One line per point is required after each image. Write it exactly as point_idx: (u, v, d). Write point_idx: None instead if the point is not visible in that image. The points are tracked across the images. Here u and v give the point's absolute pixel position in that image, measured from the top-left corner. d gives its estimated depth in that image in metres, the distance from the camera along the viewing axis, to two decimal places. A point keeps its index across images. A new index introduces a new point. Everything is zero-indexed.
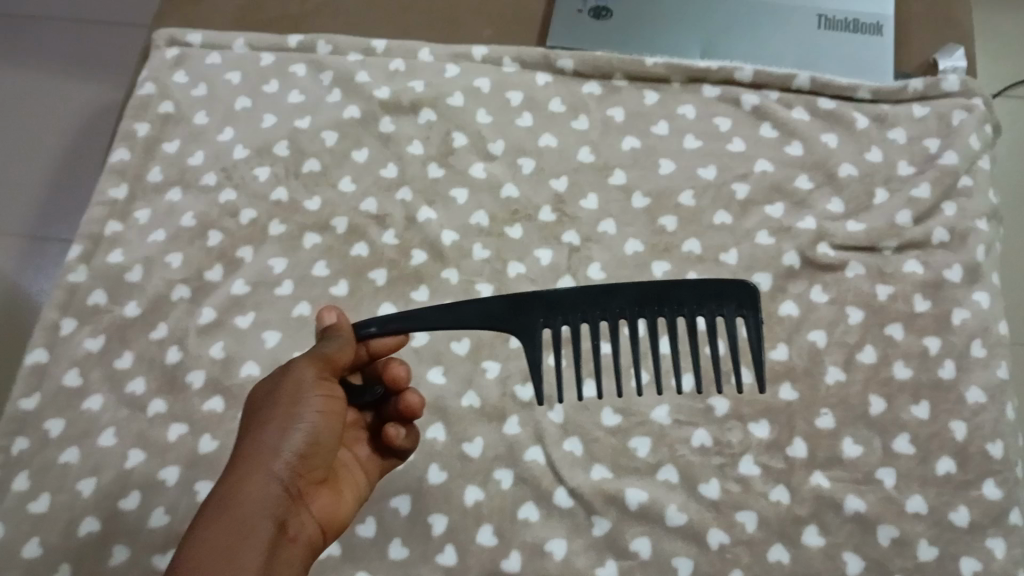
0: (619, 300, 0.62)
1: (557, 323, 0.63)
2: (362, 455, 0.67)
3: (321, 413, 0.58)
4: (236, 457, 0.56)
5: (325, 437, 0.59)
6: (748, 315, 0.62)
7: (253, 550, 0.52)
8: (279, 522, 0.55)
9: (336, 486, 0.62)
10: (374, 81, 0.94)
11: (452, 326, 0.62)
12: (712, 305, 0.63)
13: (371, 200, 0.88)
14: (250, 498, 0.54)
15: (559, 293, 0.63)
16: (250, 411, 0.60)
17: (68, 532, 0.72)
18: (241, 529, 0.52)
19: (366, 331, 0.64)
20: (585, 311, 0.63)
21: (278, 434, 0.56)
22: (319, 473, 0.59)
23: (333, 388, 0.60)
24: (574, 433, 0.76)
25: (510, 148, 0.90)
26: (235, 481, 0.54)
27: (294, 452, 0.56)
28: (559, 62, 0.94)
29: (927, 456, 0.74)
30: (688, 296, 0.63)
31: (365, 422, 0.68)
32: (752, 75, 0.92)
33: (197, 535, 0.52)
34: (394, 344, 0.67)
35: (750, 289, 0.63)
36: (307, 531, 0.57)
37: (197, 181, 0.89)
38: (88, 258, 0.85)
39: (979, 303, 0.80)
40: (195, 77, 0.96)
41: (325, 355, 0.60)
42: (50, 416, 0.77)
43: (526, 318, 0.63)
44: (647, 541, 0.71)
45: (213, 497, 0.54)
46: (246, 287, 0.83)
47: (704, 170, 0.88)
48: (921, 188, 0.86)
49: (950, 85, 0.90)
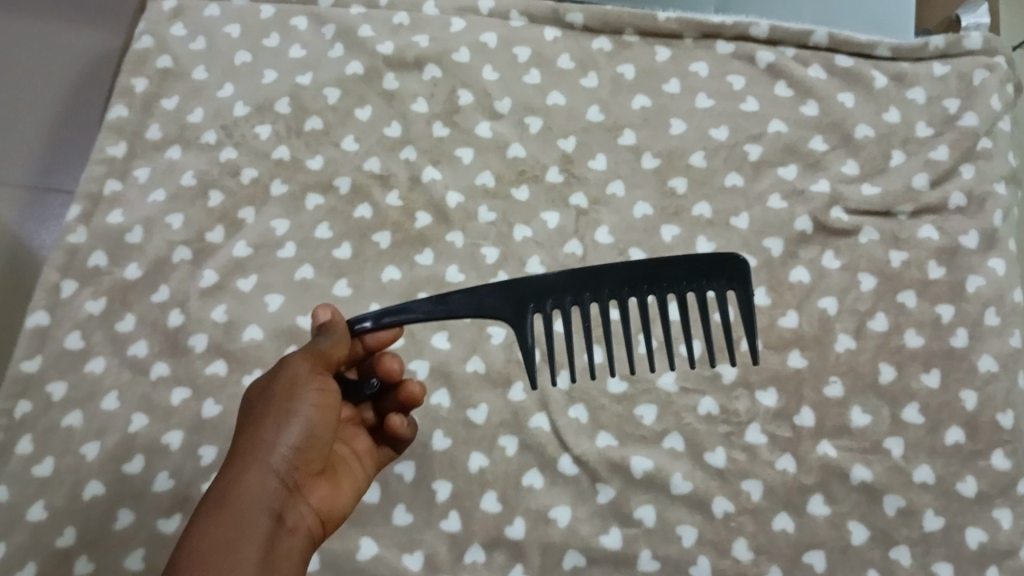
0: (608, 283, 0.61)
1: (547, 308, 0.61)
2: (359, 449, 0.66)
3: (317, 407, 0.57)
4: (233, 452, 0.55)
5: (322, 431, 0.57)
6: (738, 290, 0.62)
7: (252, 543, 0.51)
8: (277, 514, 0.54)
9: (335, 478, 0.61)
10: (377, 36, 0.91)
11: (445, 318, 0.60)
12: (701, 281, 0.62)
13: (375, 159, 0.86)
14: (248, 490, 0.53)
15: (548, 277, 0.61)
16: (245, 408, 0.59)
17: (73, 495, 0.72)
18: (240, 521, 0.51)
19: (360, 327, 0.61)
20: (574, 294, 0.61)
21: (275, 427, 0.55)
22: (317, 465, 0.58)
23: (327, 382, 0.59)
24: (579, 400, 0.75)
25: (518, 107, 0.88)
26: (232, 475, 0.53)
27: (291, 446, 0.55)
28: (569, 17, 0.91)
29: (936, 426, 0.73)
30: (678, 275, 0.62)
31: (363, 418, 0.67)
32: (768, 32, 0.89)
33: (195, 528, 0.51)
34: (389, 339, 0.66)
35: (739, 262, 0.63)
36: (306, 521, 0.56)
37: (197, 139, 0.87)
38: (88, 218, 0.83)
39: (995, 270, 0.79)
40: (194, 29, 0.93)
41: (319, 351, 0.59)
42: (52, 379, 0.76)
43: (517, 304, 0.61)
44: (651, 509, 0.71)
45: (211, 491, 0.53)
46: (249, 249, 0.82)
47: (717, 130, 0.86)
48: (940, 151, 0.83)
49: (973, 43, 0.87)
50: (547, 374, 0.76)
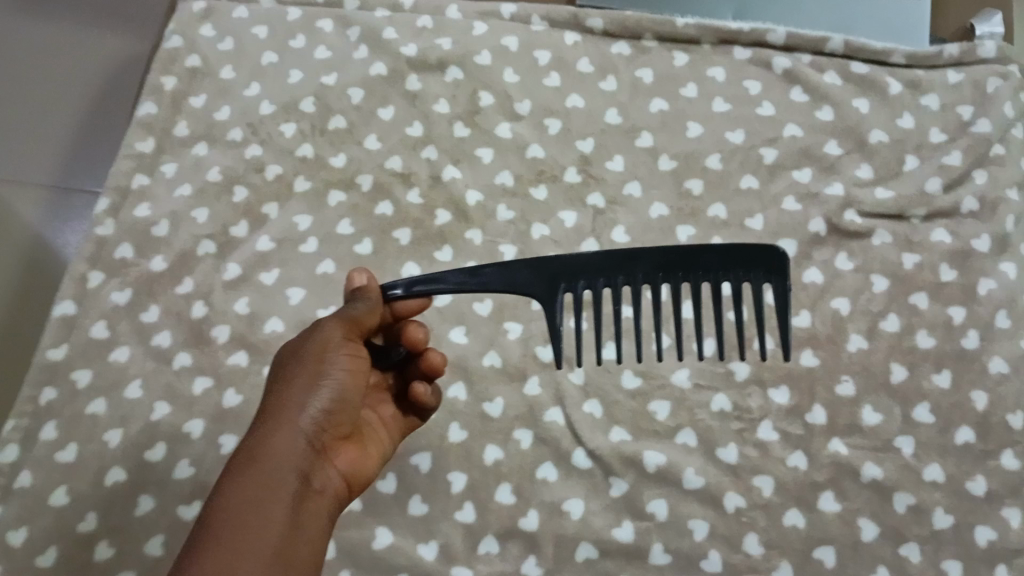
0: (642, 266, 0.63)
1: (579, 288, 0.63)
2: (385, 415, 0.67)
3: (347, 371, 0.59)
4: (262, 411, 0.57)
5: (351, 396, 0.59)
6: (775, 282, 0.63)
7: (278, 504, 0.53)
8: (304, 476, 0.55)
9: (360, 442, 0.63)
10: (400, 38, 0.93)
11: (477, 289, 0.61)
12: (738, 272, 0.63)
13: (397, 158, 0.88)
14: (276, 451, 0.55)
15: (584, 258, 0.62)
16: (277, 367, 0.60)
17: (97, 480, 0.74)
18: (266, 481, 0.53)
19: (392, 294, 0.62)
20: (607, 277, 0.62)
21: (305, 390, 0.57)
22: (345, 428, 0.60)
23: (359, 348, 0.60)
24: (594, 395, 0.76)
25: (538, 109, 0.90)
26: (261, 435, 0.55)
27: (320, 409, 0.57)
28: (589, 22, 0.93)
29: (947, 426, 0.74)
30: (714, 263, 0.63)
31: (387, 384, 0.69)
32: (784, 38, 0.90)
33: (225, 486, 0.53)
34: (417, 307, 0.67)
35: (778, 255, 0.63)
36: (332, 483, 0.58)
37: (224, 136, 0.89)
38: (116, 211, 0.86)
39: (1006, 274, 0.79)
40: (222, 31, 0.95)
41: (353, 317, 0.60)
42: (79, 366, 0.78)
43: (550, 282, 0.62)
44: (664, 503, 0.72)
45: (241, 449, 0.55)
46: (272, 243, 0.84)
47: (733, 134, 0.87)
48: (953, 156, 0.85)
49: (986, 51, 0.89)
50: (563, 369, 0.77)
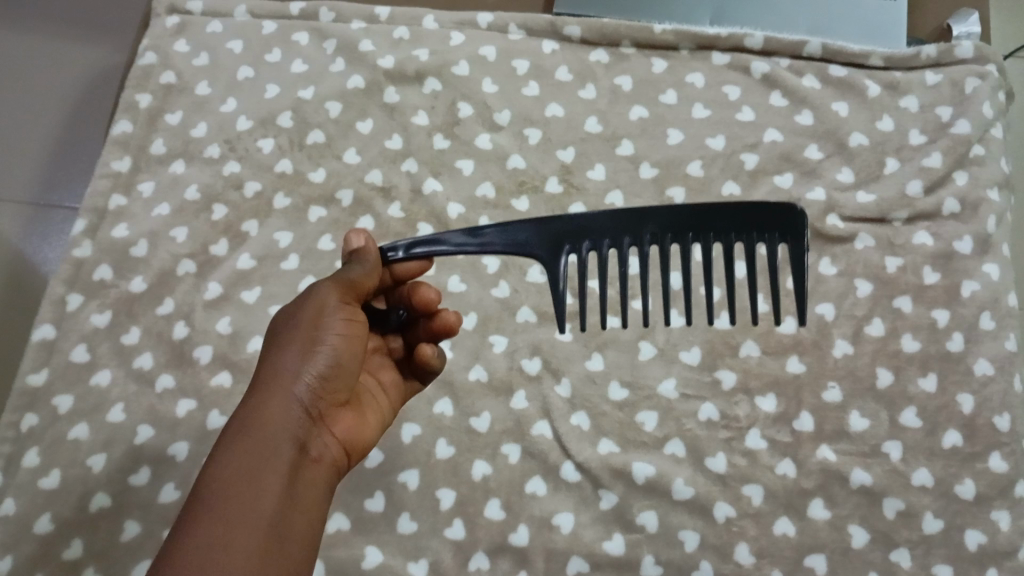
0: (650, 225, 0.61)
1: (583, 250, 0.62)
2: (385, 381, 0.67)
3: (342, 336, 0.58)
4: (256, 379, 0.56)
5: (348, 362, 0.58)
6: (790, 243, 0.61)
7: (275, 473, 0.52)
8: (300, 444, 0.55)
9: (359, 409, 0.62)
10: (378, 50, 0.93)
11: (477, 251, 0.60)
12: (753, 233, 0.61)
13: (377, 171, 0.87)
14: (272, 418, 0.54)
15: (585, 217, 0.61)
16: (271, 332, 0.59)
17: (80, 506, 0.73)
18: (263, 448, 0.52)
19: (392, 256, 0.62)
20: (612, 237, 0.61)
21: (299, 357, 0.56)
22: (342, 396, 0.59)
23: (356, 312, 0.59)
24: (581, 406, 0.76)
25: (518, 118, 0.89)
26: (255, 402, 0.54)
27: (316, 375, 0.56)
28: (567, 30, 0.92)
29: (934, 428, 0.74)
30: (725, 225, 0.61)
31: (389, 347, 0.68)
32: (763, 42, 0.90)
33: (219, 453, 0.52)
34: (417, 270, 0.65)
35: (796, 215, 0.61)
36: (329, 451, 0.57)
37: (201, 153, 0.88)
38: (93, 232, 0.84)
39: (989, 275, 0.80)
40: (197, 45, 0.94)
41: (350, 280, 0.59)
42: (59, 391, 0.77)
43: (551, 246, 0.61)
44: (654, 514, 0.72)
45: (235, 416, 0.54)
46: (252, 261, 0.83)
47: (713, 139, 0.87)
48: (933, 157, 0.85)
49: (964, 51, 0.89)
50: (549, 382, 0.77)
